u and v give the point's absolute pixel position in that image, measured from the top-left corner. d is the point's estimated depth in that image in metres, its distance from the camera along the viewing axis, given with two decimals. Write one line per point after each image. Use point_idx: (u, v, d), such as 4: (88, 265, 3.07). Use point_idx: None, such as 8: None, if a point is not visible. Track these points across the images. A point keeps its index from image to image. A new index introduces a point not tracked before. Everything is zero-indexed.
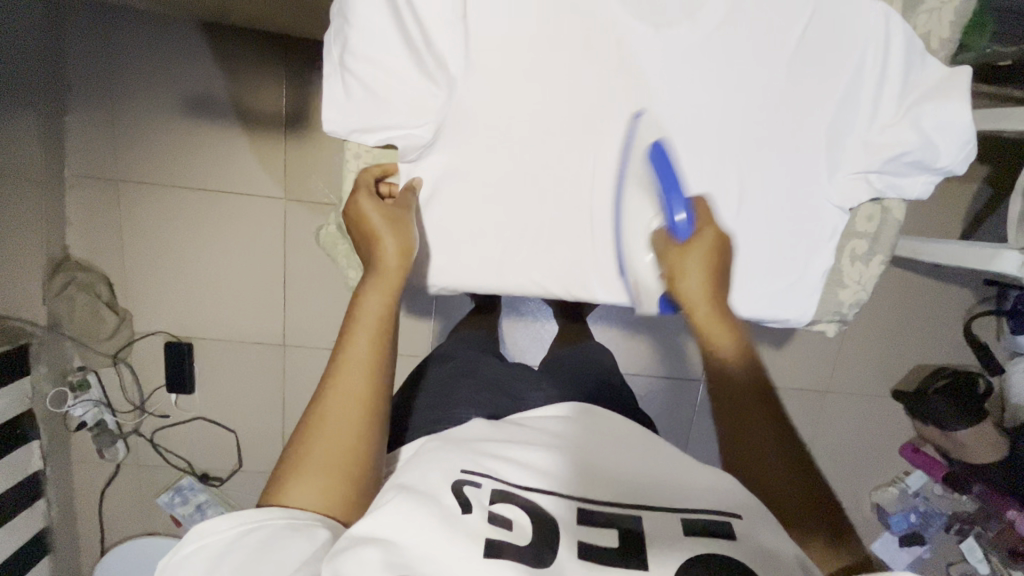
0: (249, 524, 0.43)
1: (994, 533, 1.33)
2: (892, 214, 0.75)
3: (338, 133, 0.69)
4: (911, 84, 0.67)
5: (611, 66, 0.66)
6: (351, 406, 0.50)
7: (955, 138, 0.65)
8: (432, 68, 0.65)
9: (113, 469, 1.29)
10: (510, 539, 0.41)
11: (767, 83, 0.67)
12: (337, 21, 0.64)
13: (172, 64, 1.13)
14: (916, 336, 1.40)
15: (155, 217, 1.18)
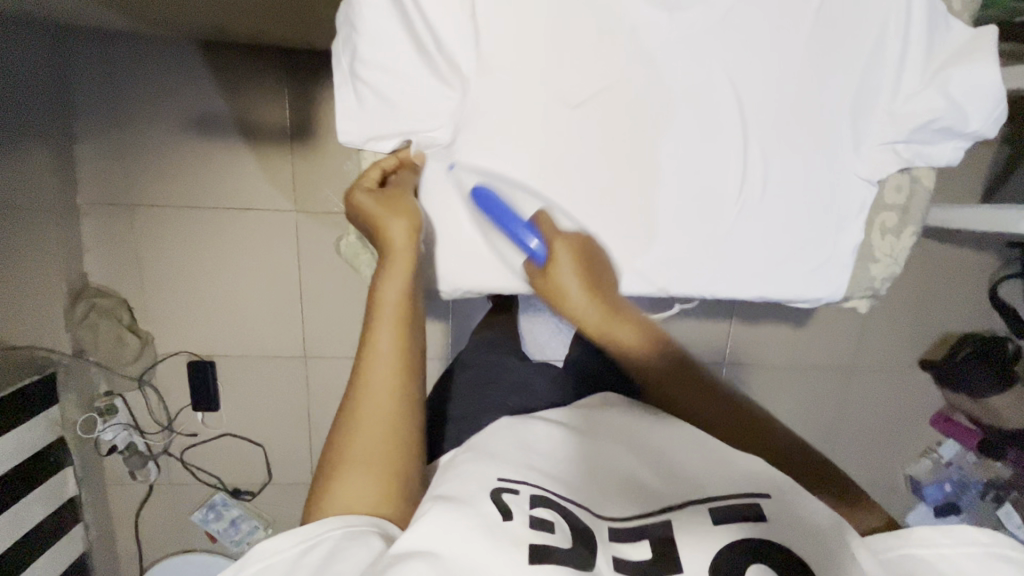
0: (308, 539, 0.42)
1: None
2: (921, 182, 0.74)
3: (354, 142, 0.69)
4: (935, 51, 0.65)
5: (626, 55, 0.64)
6: (387, 398, 0.51)
7: (987, 101, 0.63)
8: (444, 72, 0.65)
9: (145, 491, 1.30)
10: (554, 542, 0.41)
11: (787, 59, 0.65)
12: (344, 31, 0.64)
13: (177, 84, 1.13)
14: (945, 305, 1.37)
15: (170, 238, 1.19)
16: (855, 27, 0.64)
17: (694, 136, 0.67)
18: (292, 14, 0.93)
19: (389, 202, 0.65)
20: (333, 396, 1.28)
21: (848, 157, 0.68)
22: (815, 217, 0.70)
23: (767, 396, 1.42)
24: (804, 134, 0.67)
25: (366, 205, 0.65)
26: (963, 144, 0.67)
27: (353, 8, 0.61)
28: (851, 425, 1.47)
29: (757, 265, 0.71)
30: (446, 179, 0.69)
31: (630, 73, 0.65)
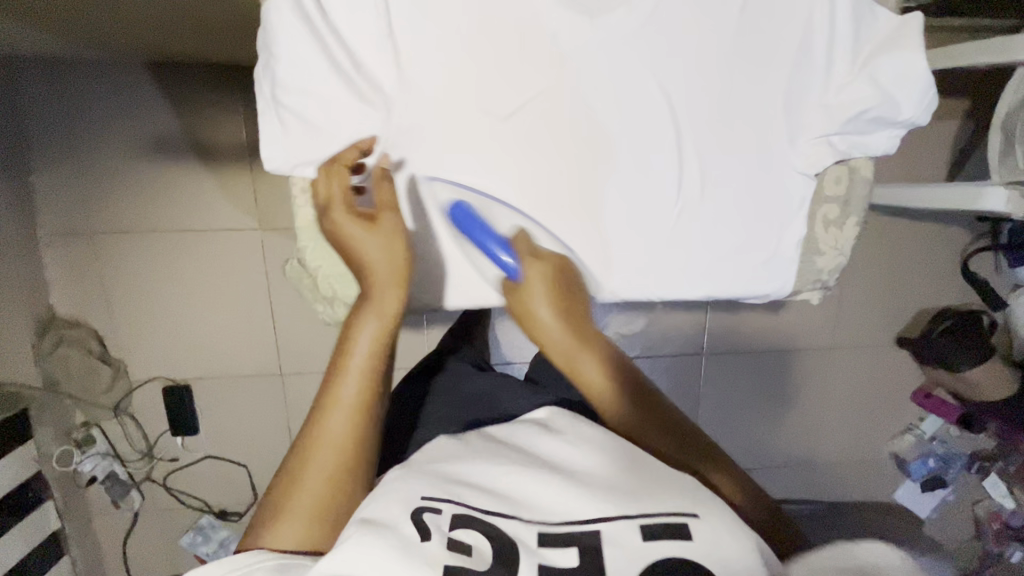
0: (234, 570, 0.47)
1: (1015, 467, 1.36)
2: (859, 171, 0.71)
3: (283, 169, 0.66)
4: (862, 39, 0.64)
5: (552, 63, 0.64)
6: (338, 450, 0.55)
7: (917, 87, 0.63)
8: (366, 91, 0.63)
9: (131, 518, 1.29)
10: (470, 565, 0.42)
11: (710, 57, 0.65)
12: (264, 59, 0.62)
13: (132, 109, 1.12)
14: (919, 281, 1.38)
15: (135, 264, 1.17)
16: (775, 25, 0.64)
17: (628, 139, 0.67)
18: (242, 32, 0.92)
19: (380, 237, 0.61)
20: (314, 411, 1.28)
21: (782, 153, 0.68)
22: (754, 212, 0.70)
23: (747, 382, 1.42)
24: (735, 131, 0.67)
25: (348, 228, 0.60)
26: (896, 133, 0.66)
27: (268, 35, 0.59)
28: (836, 407, 1.47)
29: (700, 265, 0.71)
30: (383, 197, 0.68)
31: (555, 80, 0.64)
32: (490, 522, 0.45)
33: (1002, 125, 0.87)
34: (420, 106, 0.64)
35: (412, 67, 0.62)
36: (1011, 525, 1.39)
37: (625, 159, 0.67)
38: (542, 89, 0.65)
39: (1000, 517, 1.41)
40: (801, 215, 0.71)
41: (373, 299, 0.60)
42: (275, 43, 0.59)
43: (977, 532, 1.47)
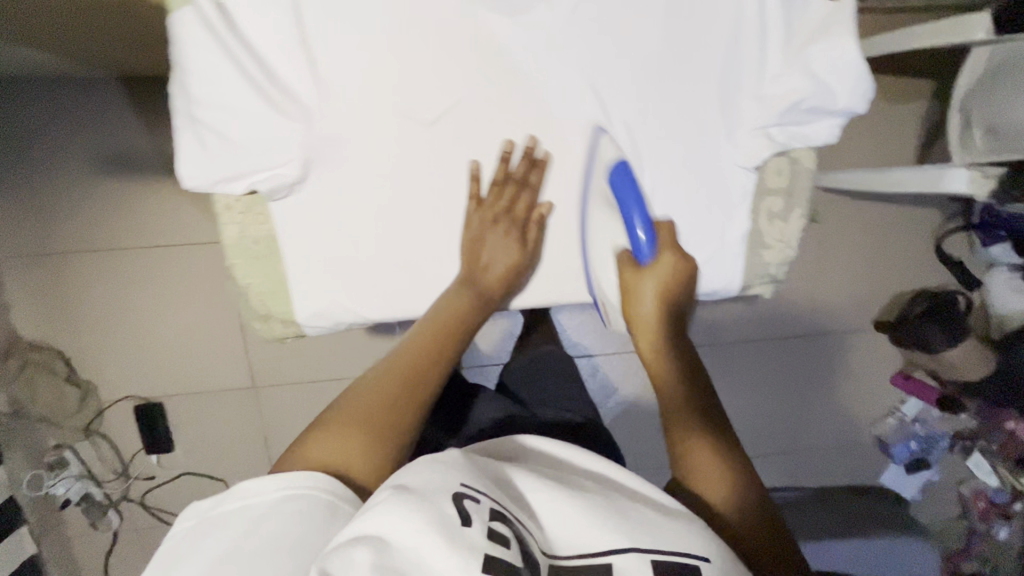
0: (291, 489, 0.49)
1: (999, 444, 1.32)
2: (802, 162, 0.67)
3: (201, 187, 0.59)
4: (794, 27, 0.61)
5: (476, 67, 0.62)
6: (399, 390, 0.56)
7: (852, 74, 0.58)
8: (279, 100, 0.58)
9: (110, 539, 1.28)
10: (510, 559, 0.41)
11: (639, 55, 0.62)
12: (172, 71, 0.56)
13: (83, 125, 1.10)
14: (894, 263, 1.37)
15: (95, 283, 1.15)
16: (701, 18, 0.61)
17: (559, 142, 0.66)
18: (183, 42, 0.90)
19: (501, 236, 0.67)
20: (289, 424, 1.25)
21: (720, 150, 0.66)
22: (688, 211, 0.68)
23: (724, 373, 1.42)
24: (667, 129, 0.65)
25: (473, 221, 0.67)
26: (836, 122, 0.62)
27: (175, 47, 0.54)
28: (818, 393, 1.46)
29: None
30: (302, 213, 0.64)
31: (478, 84, 0.63)
32: (523, 532, 0.44)
33: (961, 105, 0.85)
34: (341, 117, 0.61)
35: (334, 77, 0.59)
36: (995, 502, 1.38)
37: (558, 164, 0.68)
38: (466, 94, 0.63)
39: (984, 495, 1.41)
40: (744, 210, 0.69)
41: (496, 288, 0.67)
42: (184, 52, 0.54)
43: (964, 509, 1.48)
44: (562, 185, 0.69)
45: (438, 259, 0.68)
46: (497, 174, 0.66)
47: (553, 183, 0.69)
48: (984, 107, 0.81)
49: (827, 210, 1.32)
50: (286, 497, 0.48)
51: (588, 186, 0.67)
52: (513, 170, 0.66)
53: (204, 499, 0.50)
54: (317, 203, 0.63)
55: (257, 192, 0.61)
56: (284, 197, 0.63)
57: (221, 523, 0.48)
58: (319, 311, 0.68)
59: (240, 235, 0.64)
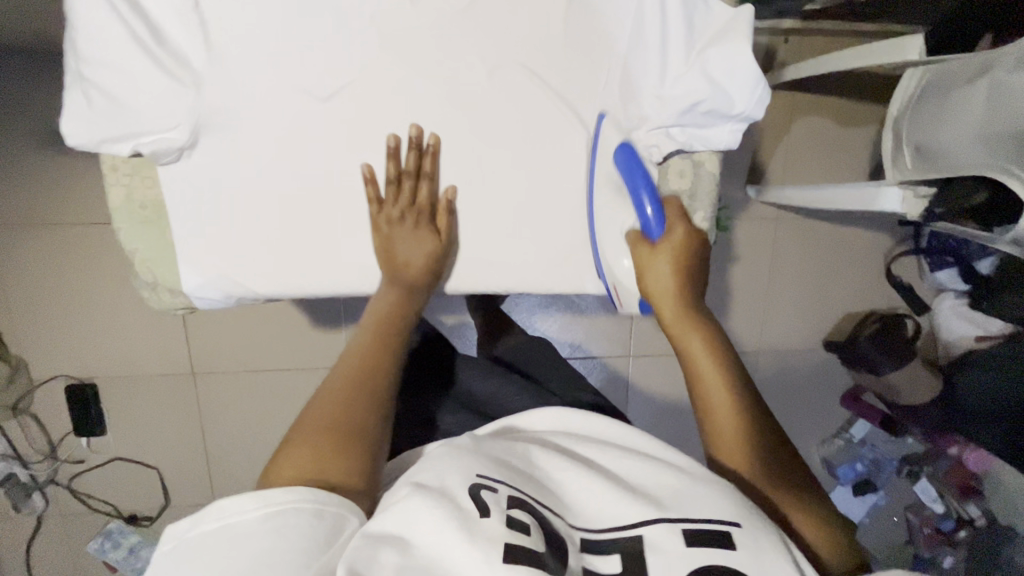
0: (271, 506, 0.46)
1: (944, 471, 1.31)
2: (705, 166, 0.67)
3: (85, 146, 0.58)
4: (697, 30, 0.60)
5: (369, 45, 0.60)
6: (337, 396, 0.56)
7: (744, 81, 0.59)
8: (170, 65, 0.57)
9: (35, 522, 1.24)
10: (529, 545, 0.43)
11: (546, 42, 0.62)
12: (66, 31, 0.56)
13: (13, 94, 1.06)
14: (841, 281, 1.39)
15: (26, 257, 1.12)
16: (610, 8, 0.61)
17: (457, 127, 0.64)
18: None
19: (415, 236, 0.65)
20: (227, 411, 1.23)
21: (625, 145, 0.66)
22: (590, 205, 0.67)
23: None
24: (570, 120, 0.64)
25: (393, 227, 0.65)
26: (733, 127, 0.63)
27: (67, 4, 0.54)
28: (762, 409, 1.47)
29: (539, 259, 0.69)
30: (190, 183, 0.62)
31: (371, 61, 0.60)
32: (545, 516, 0.46)
33: (893, 124, 0.86)
34: (226, 87, 0.59)
35: (220, 45, 0.58)
36: (941, 529, 1.35)
37: (452, 150, 0.65)
38: (358, 70, 0.61)
39: (931, 521, 1.37)
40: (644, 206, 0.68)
41: (418, 278, 0.66)
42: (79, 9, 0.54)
43: (909, 537, 1.44)
44: (460, 172, 0.66)
45: (330, 250, 0.66)
46: (391, 170, 0.63)
47: (451, 169, 0.65)
48: (913, 127, 0.82)
49: (779, 226, 1.34)
50: (267, 514, 0.45)
51: (497, 173, 0.66)
52: (406, 164, 0.64)
53: (180, 520, 0.46)
54: (206, 173, 0.62)
55: (145, 156, 0.60)
56: (173, 162, 0.61)
57: (202, 547, 0.44)
58: (219, 286, 0.66)
59: (126, 198, 0.63)
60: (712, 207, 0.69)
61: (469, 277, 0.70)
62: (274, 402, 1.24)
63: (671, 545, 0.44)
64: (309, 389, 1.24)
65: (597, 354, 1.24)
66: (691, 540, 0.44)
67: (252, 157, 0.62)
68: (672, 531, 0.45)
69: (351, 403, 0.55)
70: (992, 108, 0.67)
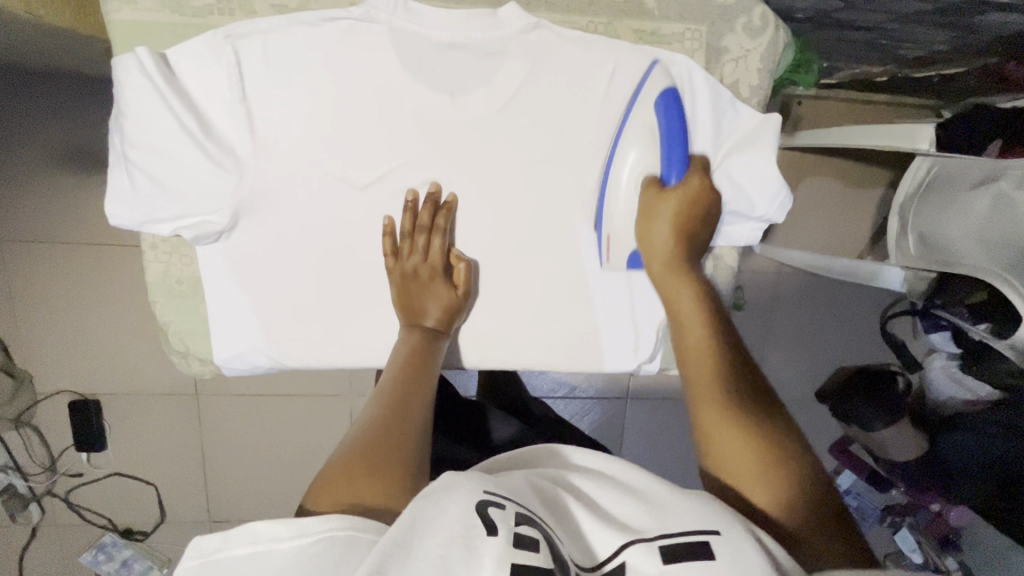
0: (308, 534, 0.41)
1: (924, 523, 1.32)
2: (723, 259, 0.70)
3: (127, 225, 0.60)
4: (725, 133, 0.64)
5: (409, 136, 0.62)
6: (372, 425, 0.53)
7: (766, 185, 0.64)
8: (214, 153, 0.59)
9: (30, 533, 1.25)
10: (537, 561, 0.37)
11: (577, 140, 0.63)
12: (112, 109, 0.57)
13: (45, 120, 1.07)
14: (836, 336, 1.43)
15: (40, 276, 1.12)
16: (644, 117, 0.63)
17: (484, 210, 0.66)
18: None
19: (439, 289, 0.65)
20: (228, 434, 1.24)
21: None
22: (604, 291, 0.70)
23: None
24: (591, 214, 0.66)
25: (416, 268, 0.64)
26: (755, 225, 0.67)
27: (116, 89, 0.55)
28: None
29: (555, 333, 0.71)
30: (226, 258, 0.63)
31: (408, 149, 0.62)
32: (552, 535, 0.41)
33: (899, 210, 0.89)
34: (266, 173, 0.61)
35: (264, 132, 0.59)
36: None
37: (480, 229, 0.66)
38: (397, 158, 0.62)
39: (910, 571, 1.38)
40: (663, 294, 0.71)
41: (439, 325, 0.65)
42: (128, 96, 0.55)
43: None
44: (484, 254, 0.67)
45: (366, 327, 0.68)
46: (405, 226, 0.64)
47: (477, 250, 0.67)
48: (918, 216, 0.85)
49: (780, 280, 1.37)
50: (304, 543, 0.40)
51: (522, 255, 0.67)
52: (419, 220, 0.64)
53: (211, 536, 0.42)
54: (237, 249, 0.63)
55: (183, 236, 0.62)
56: (211, 243, 0.62)
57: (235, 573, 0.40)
58: (241, 348, 0.67)
59: (162, 274, 0.64)
60: (727, 295, 0.72)
61: (484, 355, 0.71)
62: (277, 427, 1.25)
63: None
64: (311, 414, 1.25)
65: (594, 395, 1.26)
66: (667, 558, 0.40)
67: (286, 232, 0.63)
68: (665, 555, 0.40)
69: (389, 428, 0.53)
70: (993, 216, 0.72)
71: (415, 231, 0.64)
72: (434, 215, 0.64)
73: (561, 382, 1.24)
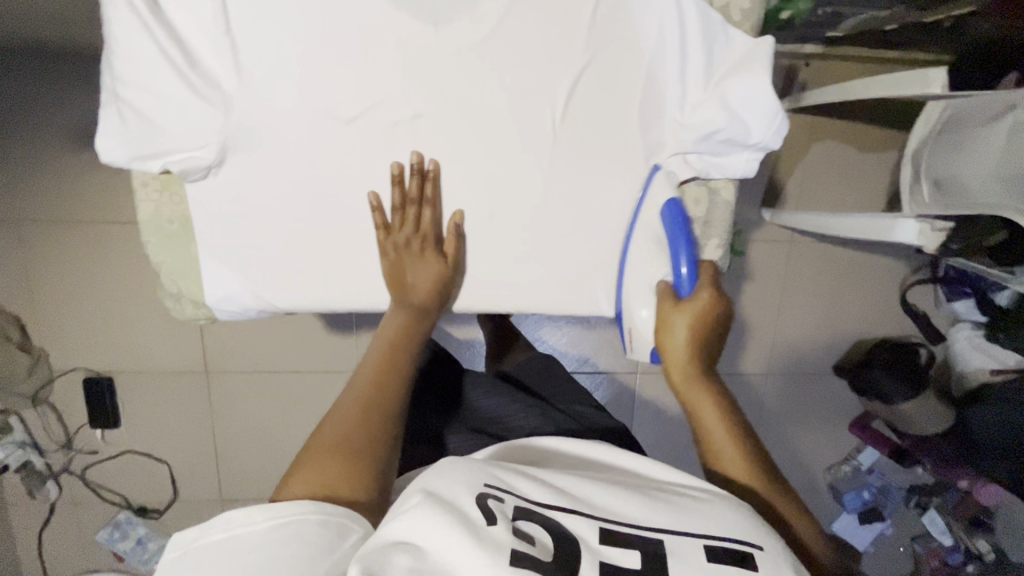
0: (278, 517, 0.46)
1: (953, 502, 1.27)
2: (720, 194, 0.70)
3: (119, 163, 0.61)
4: (718, 58, 0.62)
5: (392, 70, 0.62)
6: (355, 401, 0.57)
7: (763, 112, 0.61)
8: (198, 86, 0.59)
9: (48, 510, 1.28)
10: (534, 552, 0.41)
11: (564, 74, 0.63)
12: (103, 49, 0.58)
13: (57, 99, 1.09)
14: (852, 305, 1.36)
15: (52, 253, 1.15)
16: (635, 43, 0.62)
17: (475, 149, 0.65)
18: None
19: (426, 265, 0.68)
20: (239, 411, 1.25)
21: (643, 173, 0.68)
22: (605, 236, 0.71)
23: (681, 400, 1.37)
24: (585, 152, 0.66)
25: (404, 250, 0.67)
26: (750, 155, 0.65)
27: (105, 27, 0.56)
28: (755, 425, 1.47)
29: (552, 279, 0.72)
30: (214, 197, 0.64)
31: (391, 83, 0.62)
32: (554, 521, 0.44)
33: (913, 157, 0.86)
34: (252, 108, 0.61)
35: (248, 66, 0.60)
36: (948, 563, 1.28)
37: (470, 167, 0.66)
38: (382, 94, 0.62)
39: (939, 554, 1.30)
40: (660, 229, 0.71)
41: (426, 300, 0.68)
42: (116, 33, 0.56)
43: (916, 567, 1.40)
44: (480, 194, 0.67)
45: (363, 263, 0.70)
46: (396, 198, 0.66)
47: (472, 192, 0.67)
48: (933, 161, 0.82)
49: (794, 247, 1.32)
50: (274, 525, 0.45)
51: (515, 195, 0.68)
52: (409, 190, 0.66)
53: (190, 527, 0.47)
54: (230, 187, 0.64)
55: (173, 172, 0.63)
56: (200, 179, 0.63)
57: (210, 557, 0.45)
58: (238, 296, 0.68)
59: (154, 213, 0.65)
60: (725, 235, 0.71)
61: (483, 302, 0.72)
62: (285, 404, 1.26)
63: (688, 556, 0.42)
64: (312, 389, 1.25)
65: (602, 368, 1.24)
66: (712, 557, 0.42)
67: (282, 170, 0.64)
68: (693, 546, 0.43)
69: (369, 408, 0.57)
70: (1011, 150, 0.68)
71: (407, 203, 0.66)
72: (420, 187, 0.66)
73: (570, 355, 1.22)
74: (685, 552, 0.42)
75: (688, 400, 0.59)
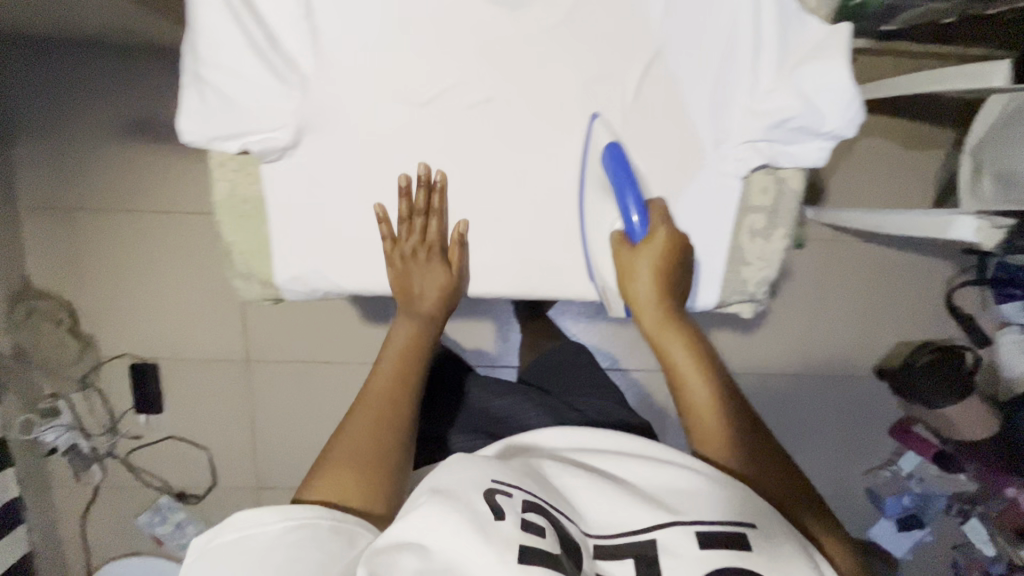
0: (290, 519, 0.48)
1: (996, 512, 1.19)
2: (787, 182, 0.71)
3: (198, 143, 0.63)
4: (791, 44, 0.62)
5: (468, 55, 0.64)
6: (368, 408, 0.60)
7: (841, 96, 0.60)
8: (281, 67, 0.61)
9: (92, 492, 1.31)
10: (544, 545, 0.44)
11: (631, 60, 0.64)
12: (186, 32, 0.60)
13: (118, 91, 1.13)
14: (892, 309, 1.33)
15: (106, 240, 1.18)
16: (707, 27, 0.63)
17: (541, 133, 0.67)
18: None
19: (433, 275, 0.71)
20: (277, 401, 1.27)
21: (711, 161, 0.68)
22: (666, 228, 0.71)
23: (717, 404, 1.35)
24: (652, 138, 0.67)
25: (411, 260, 0.70)
26: (822, 144, 0.64)
27: (192, 10, 0.58)
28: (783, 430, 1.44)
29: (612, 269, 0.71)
30: (287, 178, 0.66)
31: (465, 67, 0.64)
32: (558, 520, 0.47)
33: (973, 153, 0.85)
34: (331, 90, 0.63)
35: (329, 49, 0.62)
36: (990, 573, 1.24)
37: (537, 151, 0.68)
38: (456, 78, 0.64)
39: (981, 564, 1.27)
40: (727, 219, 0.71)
41: (431, 310, 0.70)
42: (202, 18, 0.58)
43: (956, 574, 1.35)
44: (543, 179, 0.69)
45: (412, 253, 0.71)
46: (403, 210, 0.68)
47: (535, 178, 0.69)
48: (993, 155, 0.81)
49: (835, 248, 1.30)
50: (286, 527, 0.48)
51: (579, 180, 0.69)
52: (416, 202, 0.68)
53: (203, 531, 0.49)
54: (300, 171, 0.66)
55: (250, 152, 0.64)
56: (276, 159, 0.65)
57: (224, 555, 0.47)
58: (303, 280, 0.70)
59: (228, 192, 0.67)
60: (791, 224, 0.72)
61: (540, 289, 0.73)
62: (323, 396, 1.27)
63: (684, 549, 0.46)
64: (350, 382, 1.26)
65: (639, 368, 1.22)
66: (704, 544, 0.46)
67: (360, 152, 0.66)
68: (686, 534, 0.47)
69: (378, 415, 0.59)
70: None
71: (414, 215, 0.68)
72: (426, 199, 0.68)
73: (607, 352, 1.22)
74: (678, 545, 0.46)
75: (659, 346, 0.65)
